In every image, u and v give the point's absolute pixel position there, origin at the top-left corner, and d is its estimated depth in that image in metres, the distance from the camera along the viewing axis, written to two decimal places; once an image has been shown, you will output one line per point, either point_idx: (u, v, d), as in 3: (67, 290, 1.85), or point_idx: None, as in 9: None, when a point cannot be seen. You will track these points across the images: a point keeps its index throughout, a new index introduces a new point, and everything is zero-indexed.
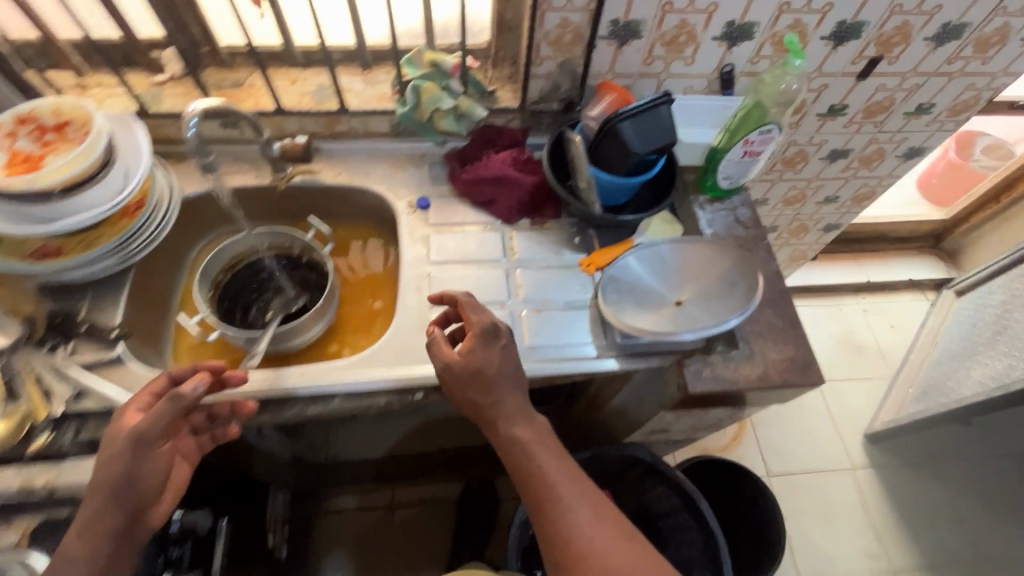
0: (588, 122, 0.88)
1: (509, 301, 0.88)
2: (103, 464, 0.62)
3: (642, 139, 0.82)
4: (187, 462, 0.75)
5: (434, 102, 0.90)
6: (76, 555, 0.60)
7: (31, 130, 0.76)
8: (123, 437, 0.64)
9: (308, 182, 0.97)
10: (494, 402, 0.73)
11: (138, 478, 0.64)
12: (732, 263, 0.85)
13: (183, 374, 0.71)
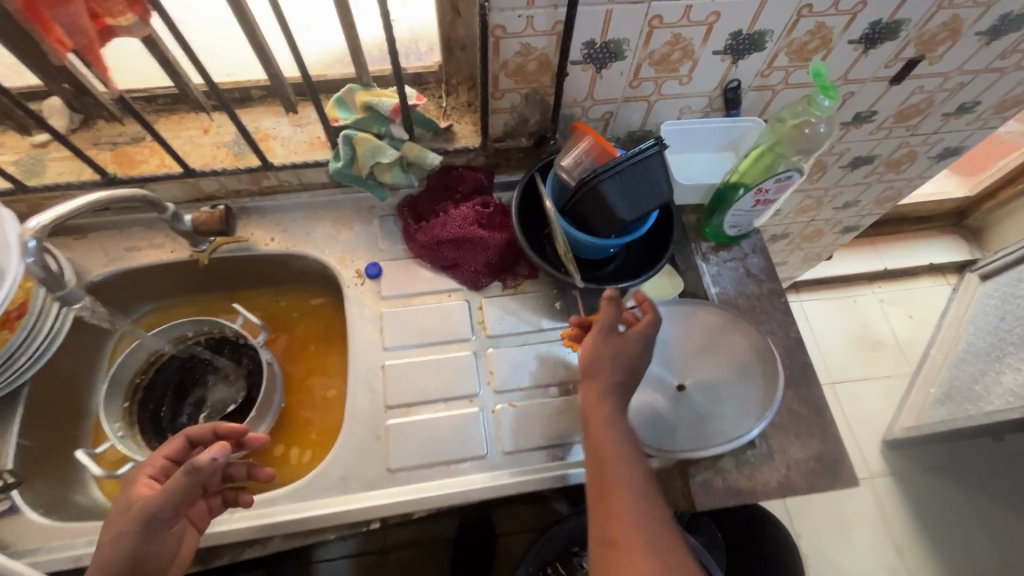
0: (561, 174, 0.72)
1: (478, 393, 0.74)
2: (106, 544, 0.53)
3: (628, 197, 0.66)
4: (195, 532, 0.61)
5: (373, 155, 0.73)
6: None
7: None
8: (130, 512, 0.54)
9: (237, 252, 0.82)
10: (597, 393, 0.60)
11: (142, 559, 0.54)
12: (744, 339, 0.72)
13: (203, 435, 0.61)
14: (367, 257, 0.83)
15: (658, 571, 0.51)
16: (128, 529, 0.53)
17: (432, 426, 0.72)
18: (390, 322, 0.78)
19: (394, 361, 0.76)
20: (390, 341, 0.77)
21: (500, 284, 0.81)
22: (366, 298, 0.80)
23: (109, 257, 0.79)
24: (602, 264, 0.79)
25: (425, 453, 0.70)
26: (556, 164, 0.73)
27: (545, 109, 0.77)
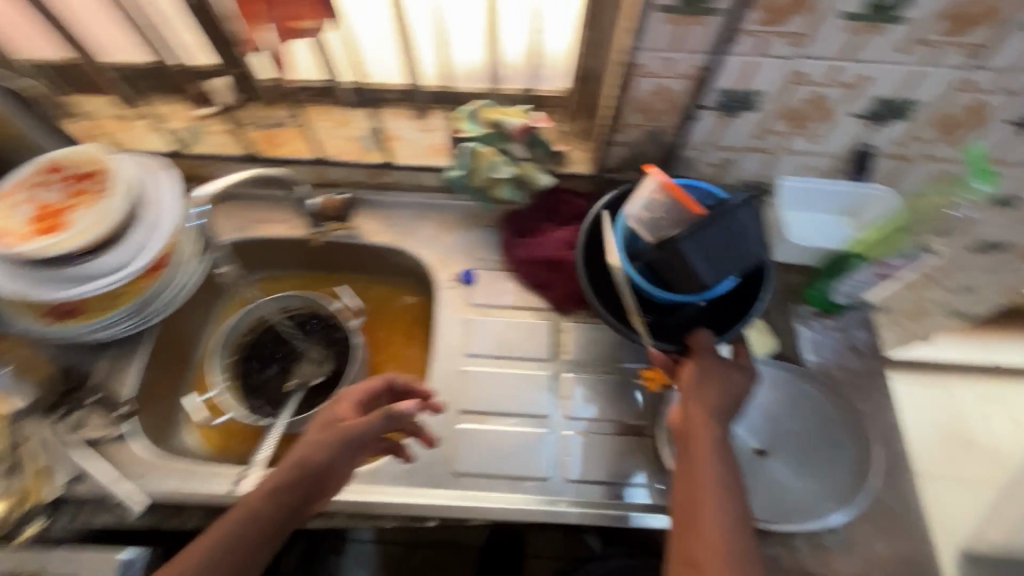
0: (631, 221, 0.66)
1: (549, 415, 0.75)
2: (313, 445, 0.59)
3: (715, 263, 0.62)
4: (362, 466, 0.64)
5: (490, 169, 0.76)
6: (232, 516, 0.56)
7: (60, 180, 0.72)
8: (340, 428, 0.61)
9: (347, 238, 0.88)
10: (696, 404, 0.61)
11: (334, 466, 0.59)
12: (837, 413, 0.70)
13: (406, 386, 0.68)
14: (463, 262, 0.86)
15: None
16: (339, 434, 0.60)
17: (500, 436, 0.74)
18: (473, 328, 0.81)
19: (474, 367, 0.78)
20: (472, 347, 0.80)
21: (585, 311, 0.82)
22: (455, 302, 0.83)
23: (239, 226, 0.87)
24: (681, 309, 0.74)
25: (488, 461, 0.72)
26: (626, 211, 0.68)
27: (663, 148, 0.78)
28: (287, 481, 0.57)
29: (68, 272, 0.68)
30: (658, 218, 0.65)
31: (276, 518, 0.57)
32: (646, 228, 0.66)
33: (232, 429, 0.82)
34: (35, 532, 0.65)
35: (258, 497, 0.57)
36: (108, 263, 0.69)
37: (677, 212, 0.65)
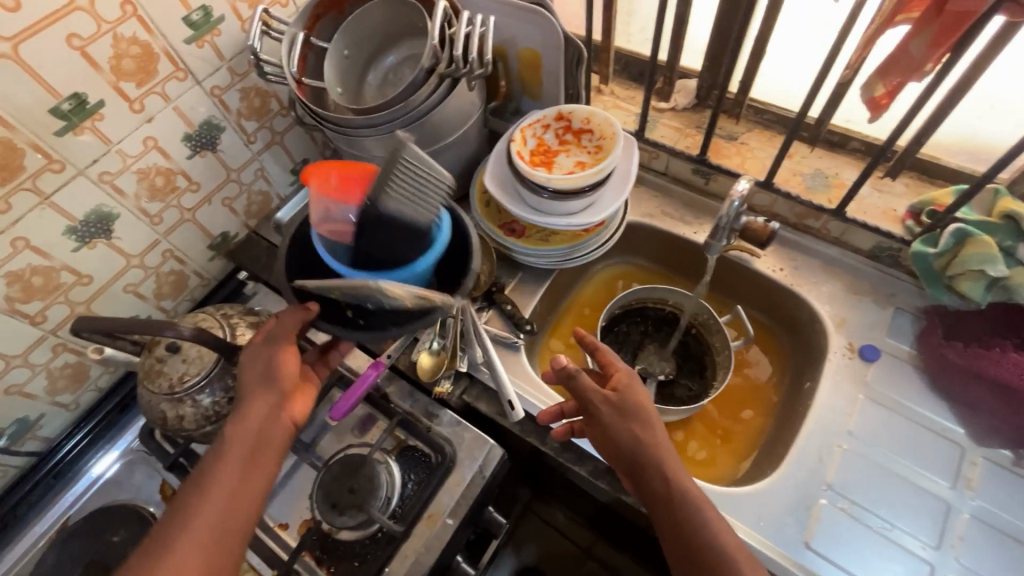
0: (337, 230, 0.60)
1: (935, 547, 0.65)
2: (251, 356, 0.62)
3: (414, 204, 0.58)
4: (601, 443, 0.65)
5: (981, 262, 0.67)
6: (226, 457, 0.58)
7: (563, 128, 0.84)
8: (595, 395, 0.61)
9: (742, 261, 0.87)
10: (652, 447, 0.59)
11: (247, 415, 0.60)
12: None
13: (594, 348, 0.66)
14: (867, 336, 0.79)
15: None
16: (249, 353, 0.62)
17: (867, 535, 0.67)
18: (858, 409, 0.74)
19: (851, 448, 0.72)
20: (855, 427, 0.73)
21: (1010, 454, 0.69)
22: (846, 373, 0.77)
23: (648, 212, 0.93)
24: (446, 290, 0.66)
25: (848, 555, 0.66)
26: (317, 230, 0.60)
27: None
28: (238, 432, 0.58)
29: (539, 206, 0.82)
30: (326, 223, 0.61)
31: (282, 426, 0.61)
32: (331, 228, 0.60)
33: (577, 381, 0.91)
34: (443, 392, 0.80)
35: (234, 403, 0.62)
36: (569, 212, 0.81)
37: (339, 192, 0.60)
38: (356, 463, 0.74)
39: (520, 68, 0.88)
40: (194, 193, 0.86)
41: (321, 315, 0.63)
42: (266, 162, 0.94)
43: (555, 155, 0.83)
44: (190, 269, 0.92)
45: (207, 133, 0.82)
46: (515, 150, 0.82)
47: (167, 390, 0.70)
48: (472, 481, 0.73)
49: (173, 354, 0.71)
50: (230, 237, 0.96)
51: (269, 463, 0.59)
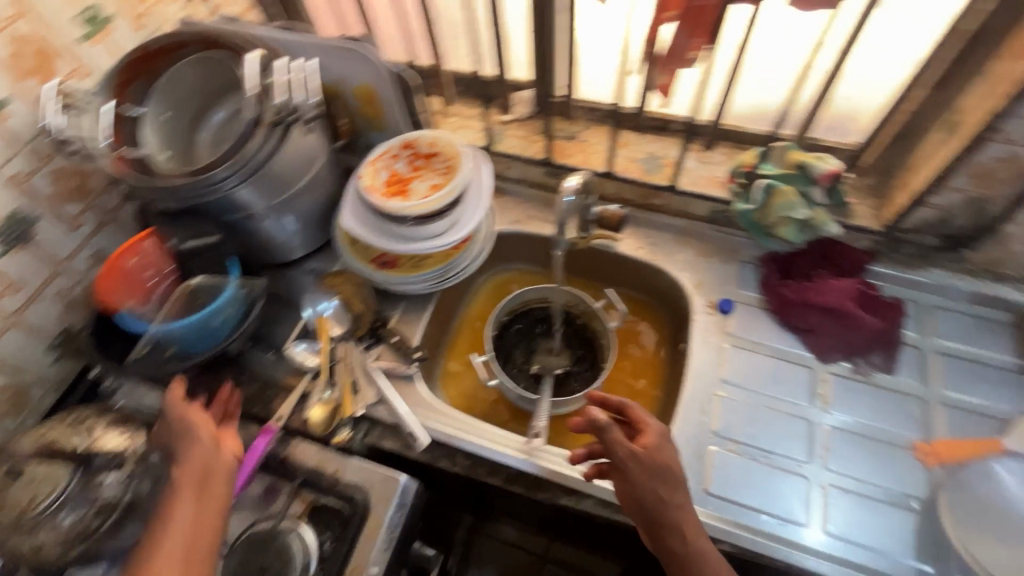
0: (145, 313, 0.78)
1: (809, 462, 0.74)
2: (181, 435, 0.66)
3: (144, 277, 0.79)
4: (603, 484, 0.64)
5: (785, 209, 0.78)
6: (174, 520, 0.59)
7: (409, 154, 0.86)
8: (641, 457, 0.60)
9: (607, 247, 0.94)
10: (649, 489, 0.60)
11: (186, 462, 0.63)
12: None
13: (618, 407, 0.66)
14: (722, 291, 0.88)
15: None
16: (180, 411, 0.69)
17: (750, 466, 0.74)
18: (726, 357, 0.82)
19: (727, 394, 0.79)
20: (725, 374, 0.81)
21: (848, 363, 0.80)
22: (710, 328, 0.85)
23: (514, 219, 0.97)
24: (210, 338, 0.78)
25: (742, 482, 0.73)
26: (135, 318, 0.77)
27: (980, 216, 0.74)
28: (183, 473, 0.62)
29: (403, 234, 0.82)
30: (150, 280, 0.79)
31: (223, 459, 0.65)
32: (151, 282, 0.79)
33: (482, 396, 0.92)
34: (343, 439, 0.77)
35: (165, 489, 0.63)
36: (435, 232, 0.83)
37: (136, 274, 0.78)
38: (261, 540, 0.69)
39: (358, 105, 0.89)
40: (14, 294, 0.76)
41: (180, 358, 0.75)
42: (100, 244, 0.86)
43: (408, 180, 0.84)
44: (28, 379, 0.81)
45: (17, 226, 0.74)
46: (365, 184, 0.83)
47: (13, 523, 0.61)
48: (390, 522, 0.71)
49: (16, 480, 0.62)
50: (73, 334, 0.86)
51: (217, 494, 0.62)
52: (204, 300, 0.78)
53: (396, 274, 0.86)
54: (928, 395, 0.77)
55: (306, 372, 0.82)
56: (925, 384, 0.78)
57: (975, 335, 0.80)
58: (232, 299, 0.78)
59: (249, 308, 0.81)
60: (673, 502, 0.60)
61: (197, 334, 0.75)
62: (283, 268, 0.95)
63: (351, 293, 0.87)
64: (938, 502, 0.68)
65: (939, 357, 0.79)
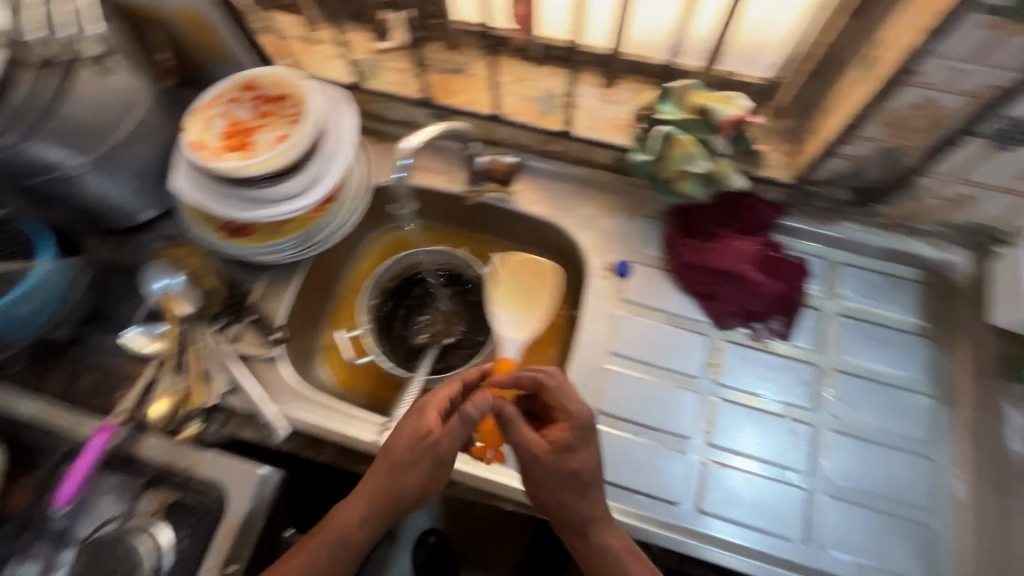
0: None
1: (691, 437, 0.70)
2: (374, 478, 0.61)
3: None
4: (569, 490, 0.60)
5: (684, 162, 0.68)
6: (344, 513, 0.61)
7: (253, 99, 0.72)
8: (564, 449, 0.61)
9: (500, 202, 0.83)
10: (588, 468, 0.60)
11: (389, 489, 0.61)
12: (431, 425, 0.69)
13: None
14: (618, 249, 0.80)
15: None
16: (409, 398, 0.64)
17: None
18: (618, 320, 0.76)
19: (612, 362, 0.74)
20: (615, 340, 0.75)
21: None
22: (602, 292, 0.78)
23: (398, 169, 0.86)
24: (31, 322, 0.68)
25: None
26: None
27: (893, 168, 0.66)
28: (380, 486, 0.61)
29: (248, 197, 0.71)
30: None
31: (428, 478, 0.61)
32: None
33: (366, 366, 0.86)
34: (192, 434, 0.70)
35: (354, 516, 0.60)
36: (284, 190, 0.71)
37: None
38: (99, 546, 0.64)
39: (188, 32, 0.74)
40: None
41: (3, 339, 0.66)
42: None
43: (247, 127, 0.71)
44: None
45: None
46: (194, 140, 0.68)
47: None
48: (245, 511, 0.66)
49: None
50: None
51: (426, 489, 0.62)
52: (11, 282, 0.65)
53: (256, 247, 0.75)
54: (822, 362, 0.73)
55: (150, 359, 0.73)
56: (820, 350, 0.73)
57: (875, 293, 0.76)
58: (47, 280, 0.67)
59: (71, 286, 0.71)
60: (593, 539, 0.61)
61: (8, 326, 0.66)
62: (130, 232, 0.83)
63: (199, 265, 0.75)
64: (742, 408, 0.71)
65: (838, 319, 0.75)
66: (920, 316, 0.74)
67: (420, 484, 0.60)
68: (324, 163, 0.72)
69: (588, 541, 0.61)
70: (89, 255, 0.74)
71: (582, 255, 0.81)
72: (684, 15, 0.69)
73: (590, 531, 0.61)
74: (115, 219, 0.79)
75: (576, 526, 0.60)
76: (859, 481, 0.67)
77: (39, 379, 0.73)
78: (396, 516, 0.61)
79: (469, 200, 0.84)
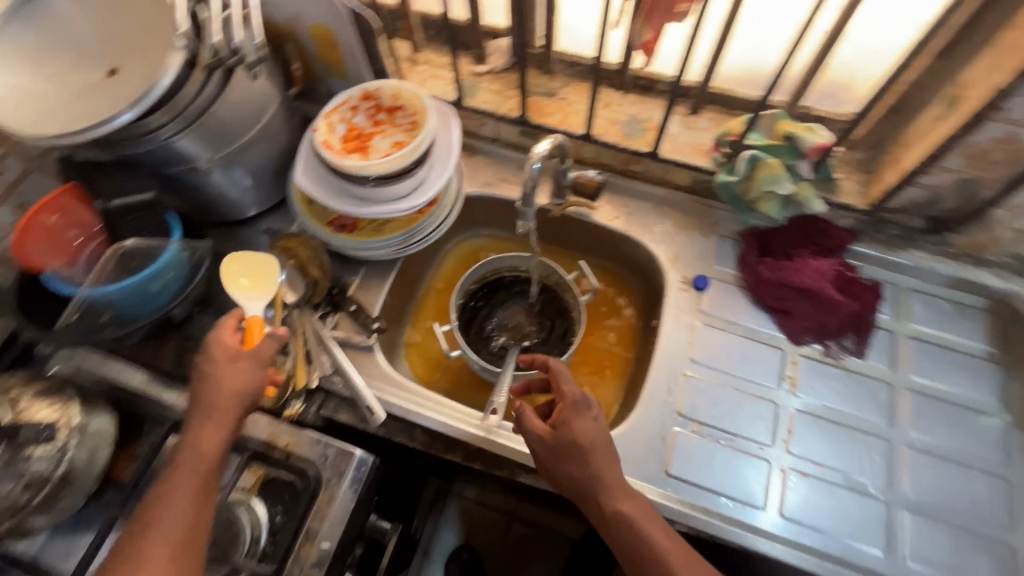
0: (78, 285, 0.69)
1: (771, 445, 0.72)
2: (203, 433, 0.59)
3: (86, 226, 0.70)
4: (623, 497, 0.59)
5: (771, 183, 0.74)
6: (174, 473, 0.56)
7: (372, 108, 0.79)
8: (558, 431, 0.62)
9: (582, 216, 0.89)
10: (572, 444, 0.61)
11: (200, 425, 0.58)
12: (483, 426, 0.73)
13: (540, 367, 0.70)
14: (696, 265, 0.84)
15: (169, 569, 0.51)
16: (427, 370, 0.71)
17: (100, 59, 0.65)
18: (697, 330, 0.80)
19: (691, 370, 0.77)
20: (694, 349, 0.78)
21: (75, 5, 0.67)
22: (680, 304, 0.82)
23: (486, 181, 0.92)
24: (159, 299, 0.72)
25: (111, 112, 0.61)
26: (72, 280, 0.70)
27: (970, 199, 0.71)
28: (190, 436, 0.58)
29: (359, 197, 0.77)
30: (75, 235, 0.70)
31: (224, 396, 0.59)
32: (83, 244, 0.71)
33: (445, 364, 0.89)
34: (295, 413, 0.74)
35: (163, 473, 0.56)
36: (393, 193, 0.76)
37: (68, 233, 0.69)
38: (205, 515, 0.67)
39: (316, 47, 0.82)
40: None
41: (130, 312, 0.71)
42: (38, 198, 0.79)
43: (365, 133, 0.77)
44: None
45: None
46: (321, 140, 0.75)
47: None
48: (343, 491, 0.69)
49: None
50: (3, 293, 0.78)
51: (222, 419, 0.59)
52: (141, 262, 0.70)
53: (359, 243, 0.81)
54: (896, 381, 0.76)
55: None
56: (894, 369, 0.76)
57: (944, 320, 0.79)
58: (172, 262, 0.72)
59: (193, 271, 0.75)
60: (624, 524, 0.58)
61: (136, 302, 0.71)
62: (236, 225, 0.89)
63: (304, 256, 0.79)
64: (818, 420, 0.74)
65: (909, 341, 0.78)
66: (989, 342, 0.77)
67: (226, 392, 0.59)
68: (430, 171, 0.78)
69: (603, 509, 0.59)
70: (212, 243, 0.77)
71: (660, 269, 0.85)
72: (774, 52, 0.76)
73: (603, 501, 0.59)
74: (228, 211, 0.86)
75: (589, 495, 0.59)
76: (937, 497, 0.69)
77: (149, 355, 0.78)
78: (210, 456, 0.57)
79: (553, 213, 0.89)
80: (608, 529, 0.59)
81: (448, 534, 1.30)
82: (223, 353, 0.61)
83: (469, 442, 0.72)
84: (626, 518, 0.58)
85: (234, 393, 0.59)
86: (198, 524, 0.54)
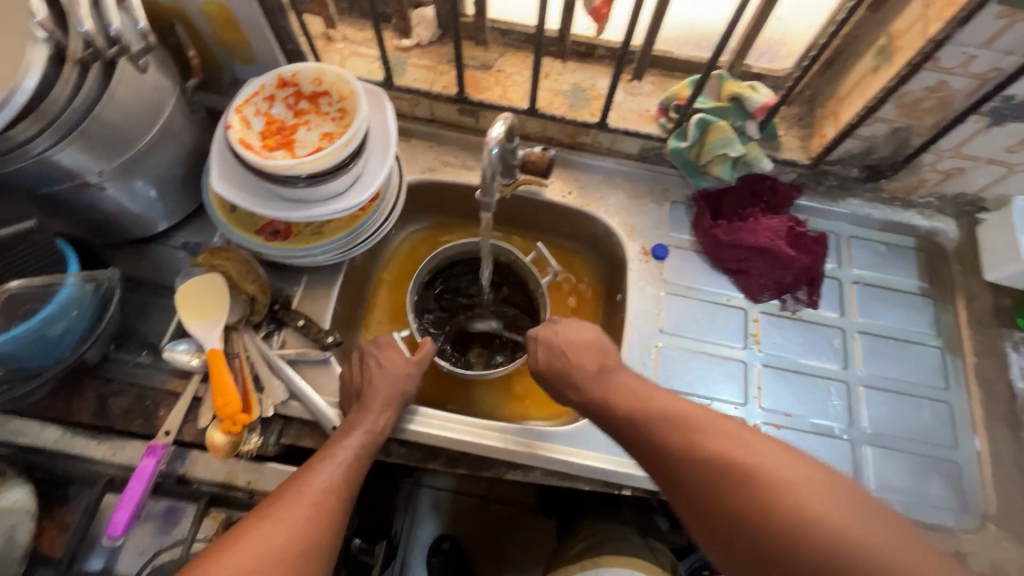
0: None
1: (744, 403, 0.74)
2: (360, 418, 0.62)
3: None
4: (697, 428, 0.53)
5: (723, 146, 0.73)
6: (337, 448, 0.58)
7: (294, 96, 0.69)
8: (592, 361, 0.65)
9: (533, 193, 0.85)
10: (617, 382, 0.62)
11: (374, 386, 0.65)
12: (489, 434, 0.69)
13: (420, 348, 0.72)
14: (652, 233, 0.83)
15: (289, 534, 0.49)
16: (422, 375, 0.69)
17: None
18: (662, 300, 0.80)
19: (661, 340, 0.77)
20: (662, 320, 0.78)
21: None
22: (642, 276, 0.81)
23: (428, 166, 0.85)
24: (60, 341, 0.62)
25: None
26: None
27: (902, 146, 0.74)
28: (373, 393, 0.64)
29: (294, 201, 0.68)
30: None
31: (399, 379, 0.66)
32: None
33: None
34: (253, 448, 0.66)
35: (329, 440, 0.60)
36: (332, 190, 0.67)
37: None
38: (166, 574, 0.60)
39: (213, 29, 0.70)
40: None
41: (29, 362, 0.60)
42: None
43: (290, 129, 0.69)
44: None
45: None
46: (238, 138, 0.65)
47: None
48: None
49: None
50: None
51: (381, 409, 0.63)
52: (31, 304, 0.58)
53: (298, 252, 0.72)
54: (847, 325, 0.80)
55: (192, 374, 0.69)
56: (844, 315, 0.80)
57: (882, 262, 0.83)
58: (76, 298, 0.61)
59: (98, 303, 0.64)
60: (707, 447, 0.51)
61: (35, 350, 0.60)
62: (145, 242, 0.78)
63: (235, 270, 0.71)
64: (783, 373, 0.77)
65: (854, 285, 0.82)
66: (922, 278, 0.83)
67: (396, 382, 0.66)
68: (370, 163, 0.70)
69: (678, 443, 0.53)
70: (119, 269, 0.66)
71: (620, 241, 0.83)
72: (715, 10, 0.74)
73: (678, 434, 0.53)
74: (134, 229, 0.74)
75: (659, 431, 0.54)
76: (893, 428, 0.74)
77: (61, 408, 0.67)
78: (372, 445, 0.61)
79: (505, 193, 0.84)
80: (684, 429, 0.53)
81: (420, 533, 1.16)
82: (218, 395, 0.64)
83: (450, 447, 0.69)
84: (695, 425, 0.53)
85: (401, 386, 0.66)
86: (335, 515, 0.53)
